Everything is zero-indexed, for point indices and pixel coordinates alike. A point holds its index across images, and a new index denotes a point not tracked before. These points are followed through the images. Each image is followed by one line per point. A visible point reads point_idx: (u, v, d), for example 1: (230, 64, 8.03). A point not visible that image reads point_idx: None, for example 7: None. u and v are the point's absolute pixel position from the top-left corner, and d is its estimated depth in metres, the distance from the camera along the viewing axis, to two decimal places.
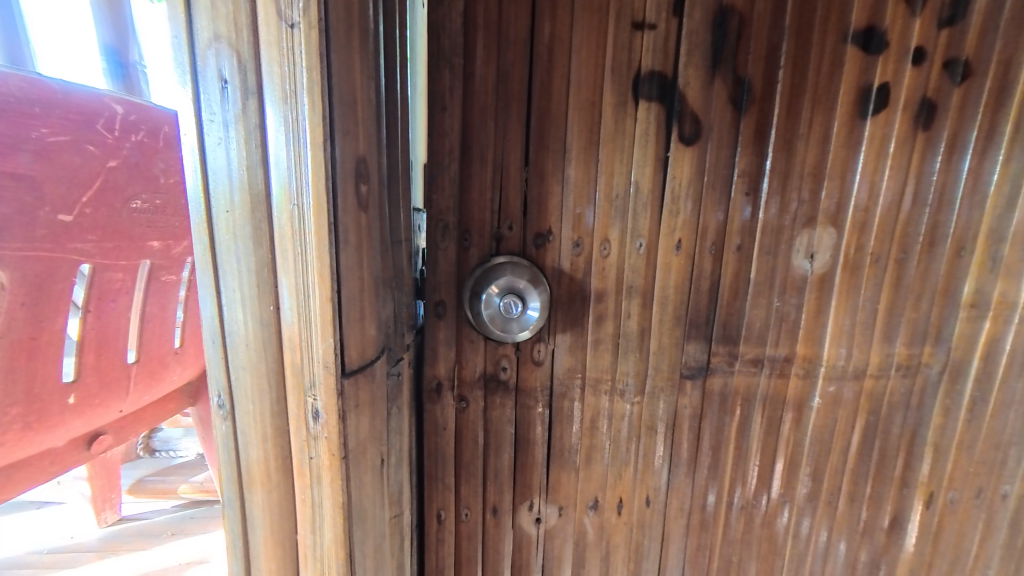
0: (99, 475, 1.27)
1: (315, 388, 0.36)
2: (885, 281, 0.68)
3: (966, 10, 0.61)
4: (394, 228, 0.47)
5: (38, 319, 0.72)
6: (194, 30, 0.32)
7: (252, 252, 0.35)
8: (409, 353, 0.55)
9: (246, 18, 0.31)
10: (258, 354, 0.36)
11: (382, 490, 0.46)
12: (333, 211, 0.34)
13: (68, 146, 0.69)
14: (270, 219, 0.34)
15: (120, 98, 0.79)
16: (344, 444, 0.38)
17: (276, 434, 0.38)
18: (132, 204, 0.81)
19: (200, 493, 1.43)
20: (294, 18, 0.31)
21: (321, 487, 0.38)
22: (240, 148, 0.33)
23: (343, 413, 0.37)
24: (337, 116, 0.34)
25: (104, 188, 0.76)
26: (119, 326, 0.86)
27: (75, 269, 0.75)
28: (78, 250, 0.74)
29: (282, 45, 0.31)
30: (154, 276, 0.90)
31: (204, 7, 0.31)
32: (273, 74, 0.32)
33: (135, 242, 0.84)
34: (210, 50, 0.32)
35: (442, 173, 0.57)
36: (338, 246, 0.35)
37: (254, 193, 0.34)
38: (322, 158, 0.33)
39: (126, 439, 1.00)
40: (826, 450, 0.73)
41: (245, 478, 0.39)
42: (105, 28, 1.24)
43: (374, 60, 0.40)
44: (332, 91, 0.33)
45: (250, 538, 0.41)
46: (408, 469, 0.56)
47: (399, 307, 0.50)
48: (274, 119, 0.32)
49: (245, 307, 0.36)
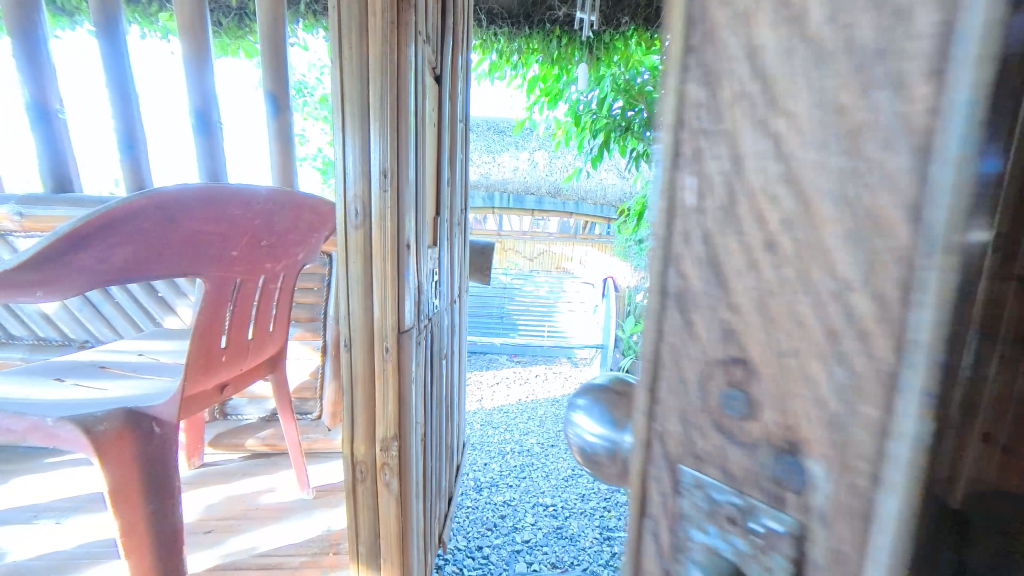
0: (191, 434, 0.89)
1: (387, 338, 0.42)
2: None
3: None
4: (423, 264, 0.52)
5: (217, 330, 0.58)
6: (343, 140, 0.40)
7: (361, 280, 0.42)
8: (421, 340, 0.52)
9: (363, 143, 0.40)
10: (363, 323, 0.43)
11: (419, 394, 0.51)
12: (408, 268, 0.44)
13: (229, 237, 0.54)
14: (367, 258, 0.42)
15: (283, 190, 0.60)
16: (406, 367, 0.44)
17: (360, 339, 0.43)
18: (261, 242, 0.60)
19: (262, 448, 0.96)
20: (385, 160, 0.40)
21: (387, 388, 0.44)
22: (353, 230, 0.41)
23: (408, 352, 0.44)
24: (405, 213, 0.43)
25: (254, 239, 0.58)
26: (240, 337, 0.63)
27: (240, 286, 0.60)
28: (214, 267, 0.54)
29: (376, 162, 0.40)
30: (236, 217, 0.54)
31: (350, 130, 0.40)
32: (372, 191, 0.41)
33: (216, 256, 0.54)
34: (352, 180, 0.41)
35: (920, 197, 0.10)
36: (405, 278, 0.44)
37: (356, 241, 0.42)
38: (405, 260, 0.43)
39: (33, 535, 0.75)
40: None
41: (347, 382, 0.44)
42: (195, 95, 1.02)
43: (421, 167, 0.50)
44: (404, 200, 0.43)
45: (348, 421, 0.45)
46: (425, 396, 0.56)
47: (421, 288, 0.52)
48: (374, 214, 0.41)
49: (351, 309, 0.43)
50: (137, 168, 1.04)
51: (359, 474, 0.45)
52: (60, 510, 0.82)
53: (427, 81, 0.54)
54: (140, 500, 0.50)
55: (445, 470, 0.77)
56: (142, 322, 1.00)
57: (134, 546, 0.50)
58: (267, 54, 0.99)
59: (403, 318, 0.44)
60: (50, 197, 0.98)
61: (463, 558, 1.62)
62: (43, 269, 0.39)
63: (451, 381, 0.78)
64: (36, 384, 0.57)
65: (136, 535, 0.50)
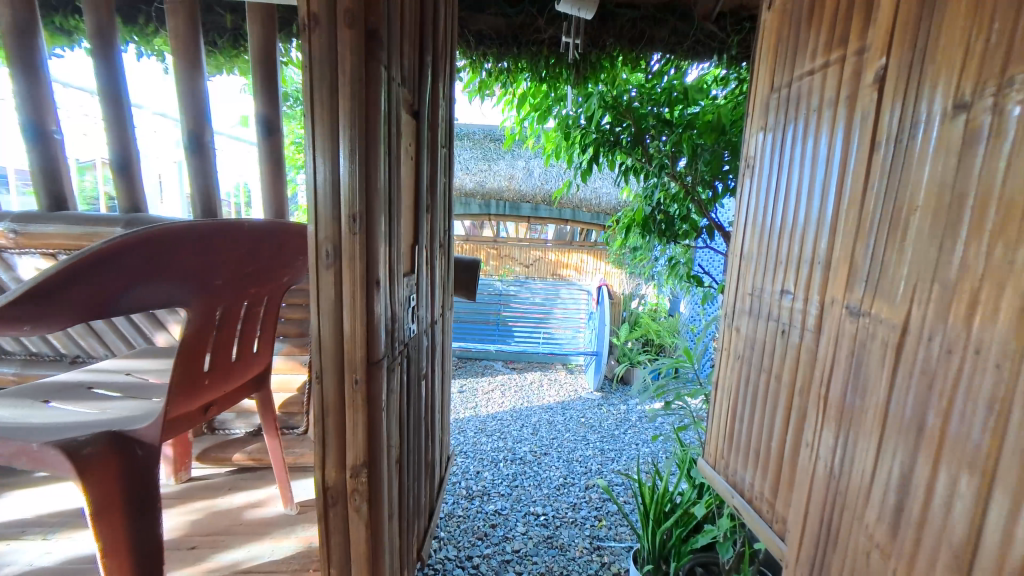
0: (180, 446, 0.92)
1: (356, 369, 0.45)
2: (763, 293, 0.93)
3: (803, 111, 0.83)
4: (394, 292, 0.54)
5: (200, 355, 0.60)
6: (313, 178, 0.42)
7: (330, 311, 0.44)
8: (395, 364, 0.55)
9: (330, 182, 0.42)
10: (333, 353, 0.45)
11: (391, 419, 0.53)
12: (377, 299, 0.46)
13: (214, 267, 0.57)
14: (336, 290, 0.43)
15: (269, 223, 0.62)
16: (374, 396, 0.46)
17: (330, 368, 0.45)
18: (246, 269, 0.62)
19: (249, 462, 0.98)
20: (353, 197, 0.42)
21: (356, 415, 0.46)
22: (319, 260, 0.43)
23: (375, 380, 0.46)
24: (373, 248, 0.44)
25: (240, 267, 0.61)
26: (223, 360, 0.65)
27: (226, 309, 0.62)
28: (201, 294, 0.57)
29: (347, 199, 0.42)
30: (221, 249, 0.56)
31: (320, 168, 0.42)
32: (342, 227, 0.42)
33: (202, 284, 0.56)
34: (320, 214, 0.42)
35: None
36: (372, 309, 0.45)
37: (325, 273, 0.43)
38: (374, 291, 0.45)
39: (21, 551, 0.77)
40: (748, 428, 0.96)
41: (318, 409, 0.46)
42: (186, 113, 1.04)
43: (395, 202, 0.52)
44: (371, 235, 0.44)
45: (319, 445, 0.47)
46: (400, 418, 0.59)
47: (394, 315, 0.54)
48: (343, 249, 0.43)
49: (320, 339, 0.44)
50: (131, 185, 1.06)
51: (330, 498, 0.47)
52: (48, 525, 0.84)
53: (402, 119, 0.56)
54: (121, 521, 0.52)
55: (425, 486, 0.79)
56: (133, 337, 1.02)
57: (115, 566, 0.51)
58: (259, 79, 1.02)
59: (373, 349, 0.46)
60: (44, 215, 1.00)
61: (454, 567, 1.63)
62: (34, 303, 0.41)
63: (431, 399, 0.80)
64: (24, 407, 0.58)
65: (117, 555, 0.51)
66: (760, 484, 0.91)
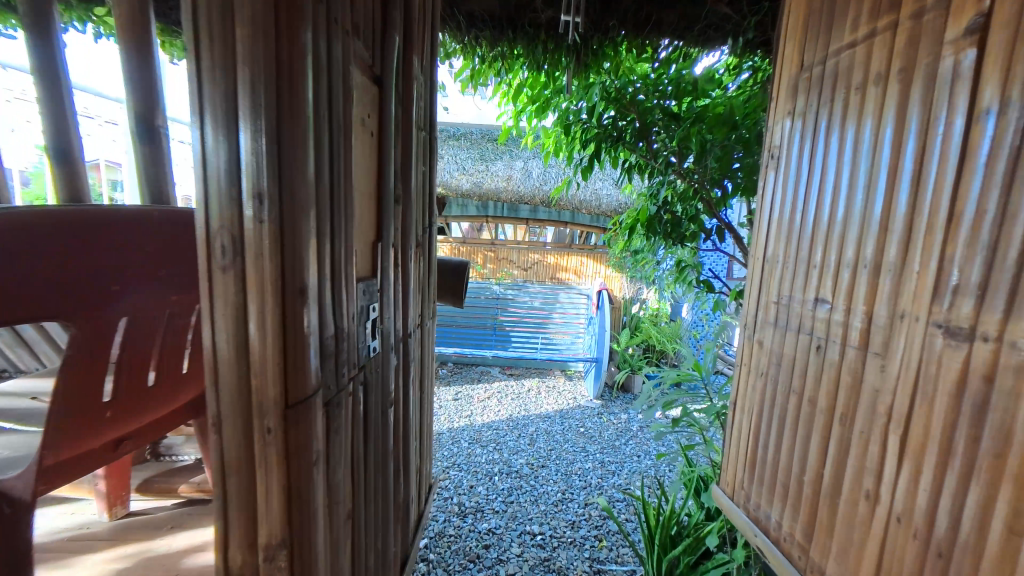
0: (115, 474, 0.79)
1: (267, 413, 0.32)
2: (791, 302, 0.81)
3: (841, 91, 0.71)
4: (344, 303, 0.42)
5: (97, 381, 0.46)
6: (204, 135, 0.29)
7: (232, 329, 0.31)
8: (348, 393, 0.44)
9: (230, 145, 0.29)
10: (235, 392, 0.31)
11: (332, 469, 0.40)
12: (306, 315, 0.34)
13: (106, 267, 0.44)
14: (239, 300, 0.31)
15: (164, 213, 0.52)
16: (300, 446, 0.34)
17: (233, 411, 0.32)
18: (158, 271, 0.50)
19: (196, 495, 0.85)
20: (260, 169, 0.30)
21: (271, 475, 0.33)
22: (216, 257, 0.30)
23: (299, 426, 0.34)
24: (291, 243, 0.32)
25: (147, 268, 0.48)
26: (133, 385, 0.52)
27: (137, 322, 0.48)
28: (91, 303, 0.43)
29: (251, 170, 0.30)
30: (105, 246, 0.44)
31: (214, 121, 0.29)
32: (246, 210, 0.30)
33: (89, 291, 0.42)
34: (215, 189, 0.30)
35: None
36: (292, 329, 0.33)
37: (225, 276, 0.30)
38: (296, 304, 0.33)
39: None
40: (773, 457, 0.84)
41: (215, 468, 0.33)
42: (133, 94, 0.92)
43: (338, 186, 0.40)
44: (288, 224, 0.32)
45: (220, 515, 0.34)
46: (355, 459, 0.47)
47: (345, 332, 0.43)
48: (248, 242, 0.30)
49: (214, 370, 0.31)
50: None
51: None
52: None
53: (354, 80, 0.44)
54: None
55: (395, 533, 0.66)
56: None
57: None
58: None
59: (297, 385, 0.34)
60: None
61: None
62: None
63: (404, 426, 0.67)
64: None
65: None
66: (789, 524, 0.78)
